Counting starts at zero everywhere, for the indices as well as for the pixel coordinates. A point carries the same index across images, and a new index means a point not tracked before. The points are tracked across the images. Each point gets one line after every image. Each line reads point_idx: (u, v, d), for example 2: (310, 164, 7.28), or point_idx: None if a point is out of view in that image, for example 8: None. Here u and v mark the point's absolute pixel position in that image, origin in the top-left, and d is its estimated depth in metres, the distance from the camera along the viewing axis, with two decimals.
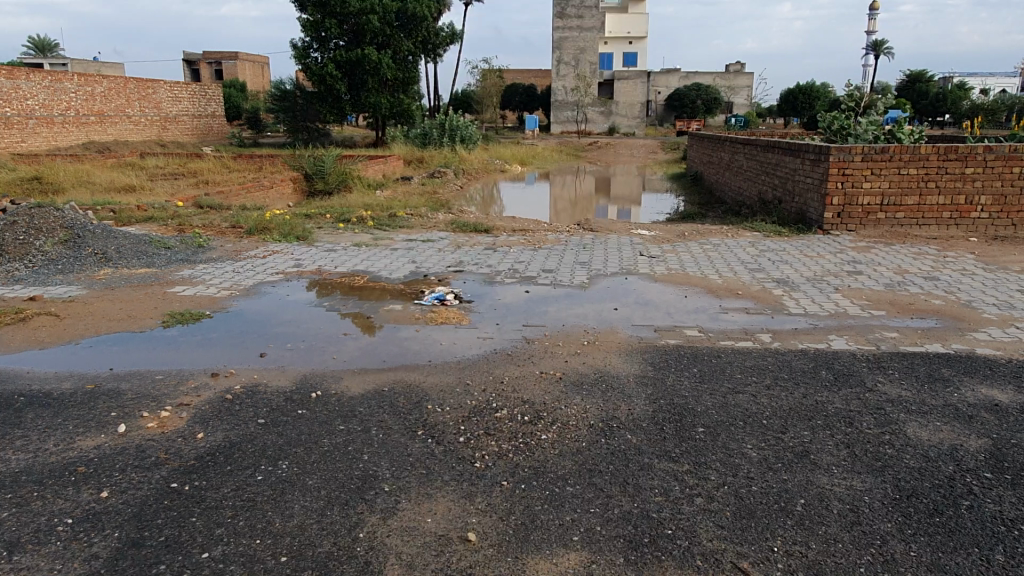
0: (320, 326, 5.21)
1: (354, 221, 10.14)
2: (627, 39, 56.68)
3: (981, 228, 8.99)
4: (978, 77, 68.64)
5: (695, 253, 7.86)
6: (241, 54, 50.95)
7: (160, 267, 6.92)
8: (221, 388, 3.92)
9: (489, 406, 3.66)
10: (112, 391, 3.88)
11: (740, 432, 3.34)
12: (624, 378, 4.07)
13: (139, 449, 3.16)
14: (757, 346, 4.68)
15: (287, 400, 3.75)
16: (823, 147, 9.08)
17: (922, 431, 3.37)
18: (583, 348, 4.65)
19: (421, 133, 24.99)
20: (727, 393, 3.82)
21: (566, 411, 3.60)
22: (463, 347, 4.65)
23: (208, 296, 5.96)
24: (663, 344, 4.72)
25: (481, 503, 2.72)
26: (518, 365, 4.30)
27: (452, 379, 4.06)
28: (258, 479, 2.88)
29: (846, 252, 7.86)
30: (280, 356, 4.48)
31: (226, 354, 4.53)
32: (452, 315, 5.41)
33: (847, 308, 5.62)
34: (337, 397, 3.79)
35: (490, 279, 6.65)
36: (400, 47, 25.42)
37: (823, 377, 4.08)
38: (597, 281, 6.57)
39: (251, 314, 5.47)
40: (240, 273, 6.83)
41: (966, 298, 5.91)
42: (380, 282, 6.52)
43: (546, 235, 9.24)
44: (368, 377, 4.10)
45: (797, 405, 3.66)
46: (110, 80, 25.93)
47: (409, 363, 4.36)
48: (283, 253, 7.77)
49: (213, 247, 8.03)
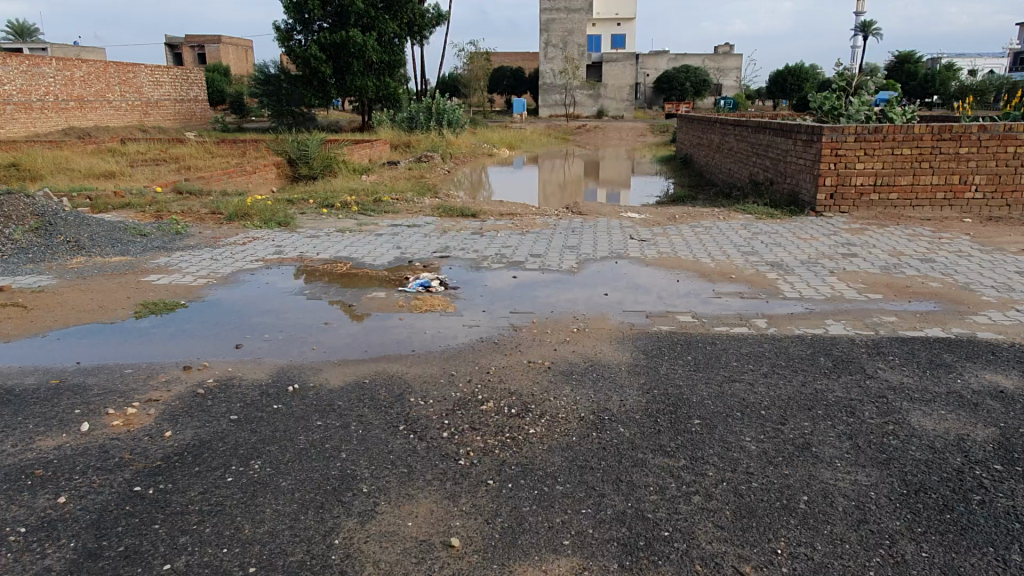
0: (300, 315, 5.01)
1: (338, 206, 9.91)
2: (615, 21, 56.17)
3: (975, 209, 8.88)
4: (965, 58, 68.73)
5: (687, 236, 7.72)
6: (224, 37, 50.20)
7: (136, 255, 6.69)
8: (193, 382, 3.73)
9: (475, 398, 3.50)
10: (77, 386, 3.67)
11: (737, 424, 3.19)
12: (616, 367, 3.91)
13: (103, 449, 2.97)
14: (753, 332, 4.53)
15: (262, 394, 3.56)
16: (815, 128, 8.92)
17: (926, 420, 3.24)
18: (572, 336, 4.48)
19: (407, 117, 24.70)
20: (723, 383, 3.67)
21: (555, 403, 3.44)
22: (450, 335, 4.48)
23: (184, 285, 5.74)
24: (656, 331, 4.56)
25: (466, 505, 2.56)
26: (505, 354, 4.13)
27: (436, 370, 3.89)
28: (228, 481, 2.69)
29: (840, 234, 7.73)
30: (257, 348, 4.29)
31: (200, 346, 4.32)
32: (437, 302, 5.23)
33: (843, 292, 5.47)
34: (315, 391, 3.60)
35: (476, 265, 6.46)
36: (385, 29, 25.00)
37: (821, 364, 3.93)
38: (586, 266, 6.40)
39: (228, 304, 5.26)
40: (219, 261, 6.60)
41: (964, 280, 5.80)
42: (364, 269, 6.32)
43: (535, 219, 9.06)
44: (348, 369, 3.91)
45: (796, 394, 3.51)
46: (89, 64, 25.39)
47: (392, 353, 4.17)
48: (264, 240, 7.54)
49: (192, 234, 7.79)
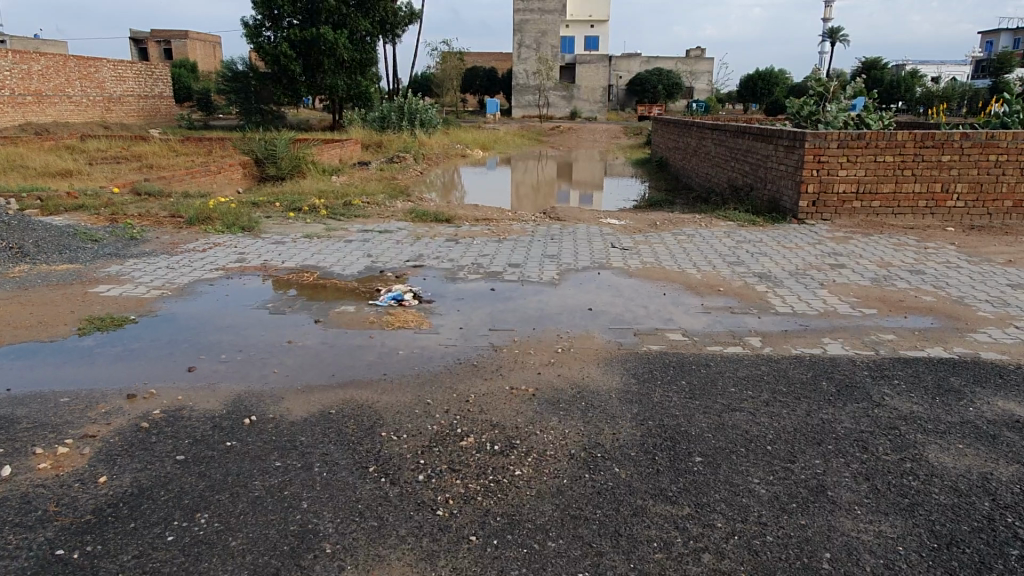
0: (261, 333, 4.61)
1: (306, 209, 9.48)
2: (588, 22, 56.04)
3: (956, 217, 8.77)
4: (932, 65, 69.88)
5: (669, 244, 7.46)
6: (192, 33, 49.13)
7: (85, 263, 6.22)
8: (137, 413, 3.34)
9: (453, 432, 3.17)
10: (4, 419, 3.25)
11: (742, 462, 2.90)
12: (606, 394, 3.60)
13: (24, 500, 2.57)
14: (747, 352, 4.26)
15: (214, 428, 3.18)
16: (798, 133, 8.73)
17: (943, 455, 2.98)
18: (556, 357, 4.17)
19: (379, 117, 24.25)
20: (722, 412, 3.38)
21: (541, 437, 3.12)
22: (422, 357, 4.14)
23: (136, 297, 5.31)
24: (645, 352, 4.26)
25: (445, 569, 2.23)
26: (484, 380, 3.79)
27: (410, 399, 3.54)
28: (168, 541, 2.32)
29: (825, 242, 7.55)
30: (211, 371, 3.90)
31: (148, 369, 3.92)
32: (410, 318, 4.88)
33: (836, 307, 5.24)
34: (275, 424, 3.23)
35: (452, 276, 6.10)
36: (356, 27, 24.52)
37: (824, 391, 3.66)
38: (566, 277, 6.09)
39: (183, 319, 4.86)
40: (175, 269, 6.17)
41: (957, 294, 5.59)
42: (332, 279, 5.94)
43: (511, 225, 8.73)
44: (312, 396, 3.55)
45: (804, 425, 3.24)
46: (48, 57, 24.44)
47: (362, 378, 3.81)
48: (226, 246, 7.12)
49: (149, 239, 7.33)
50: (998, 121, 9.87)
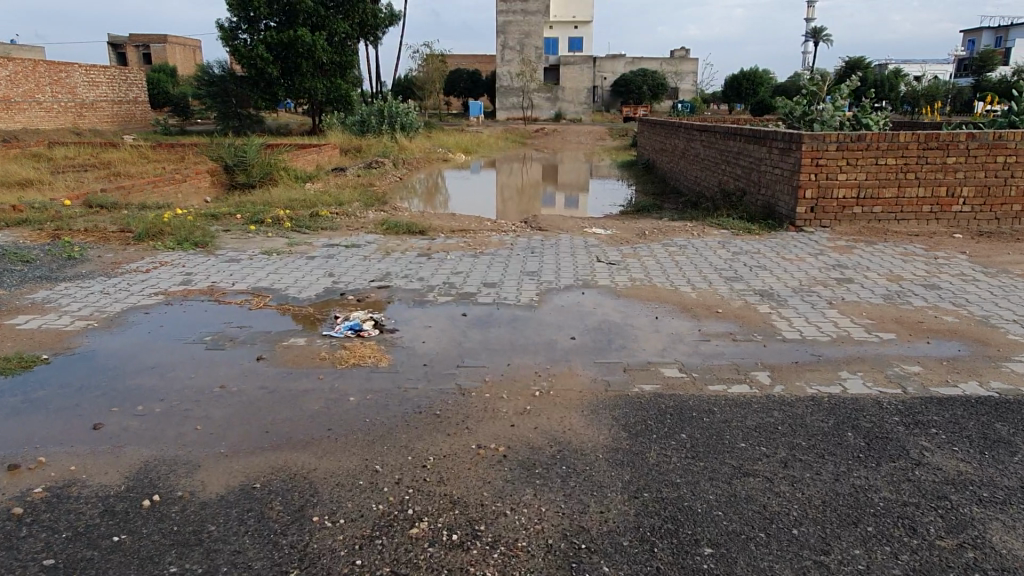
0: (192, 374, 3.95)
1: (269, 221, 8.85)
2: (571, 23, 55.60)
3: (963, 223, 8.24)
4: (915, 62, 70.21)
5: (660, 257, 6.89)
6: (170, 36, 48.26)
7: (9, 288, 5.55)
8: (13, 493, 2.70)
9: (403, 515, 2.55)
10: None
11: (763, 555, 2.30)
12: (592, 455, 2.99)
13: None
14: (755, 392, 3.67)
15: (105, 514, 2.55)
16: (793, 135, 8.18)
17: (1011, 539, 2.39)
18: (533, 404, 3.55)
19: (359, 120, 23.60)
20: (732, 479, 2.78)
21: (511, 521, 2.51)
22: (377, 405, 3.51)
23: (55, 330, 4.64)
24: (637, 393, 3.66)
25: None
26: (447, 437, 3.17)
27: (355, 464, 2.92)
28: None
29: (827, 253, 6.99)
30: (122, 428, 3.26)
31: (44, 427, 3.27)
32: (369, 353, 4.26)
33: (849, 331, 4.66)
34: (182, 506, 2.60)
35: (420, 298, 5.48)
36: (335, 29, 23.84)
37: (851, 444, 3.07)
38: (547, 298, 5.49)
39: (103, 357, 4.19)
40: (110, 294, 5.50)
41: (981, 313, 5.03)
42: (285, 304, 5.29)
43: (490, 236, 8.13)
44: (238, 463, 2.93)
45: (834, 497, 2.64)
46: (16, 62, 23.57)
47: (302, 437, 3.17)
48: (173, 265, 6.48)
49: (89, 258, 6.66)
50: (1003, 120, 9.35)
